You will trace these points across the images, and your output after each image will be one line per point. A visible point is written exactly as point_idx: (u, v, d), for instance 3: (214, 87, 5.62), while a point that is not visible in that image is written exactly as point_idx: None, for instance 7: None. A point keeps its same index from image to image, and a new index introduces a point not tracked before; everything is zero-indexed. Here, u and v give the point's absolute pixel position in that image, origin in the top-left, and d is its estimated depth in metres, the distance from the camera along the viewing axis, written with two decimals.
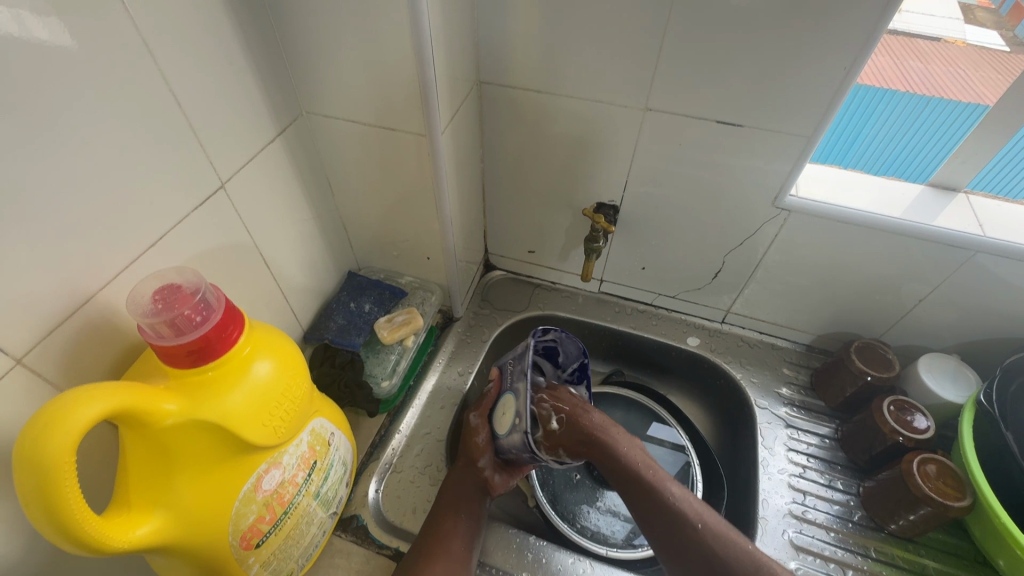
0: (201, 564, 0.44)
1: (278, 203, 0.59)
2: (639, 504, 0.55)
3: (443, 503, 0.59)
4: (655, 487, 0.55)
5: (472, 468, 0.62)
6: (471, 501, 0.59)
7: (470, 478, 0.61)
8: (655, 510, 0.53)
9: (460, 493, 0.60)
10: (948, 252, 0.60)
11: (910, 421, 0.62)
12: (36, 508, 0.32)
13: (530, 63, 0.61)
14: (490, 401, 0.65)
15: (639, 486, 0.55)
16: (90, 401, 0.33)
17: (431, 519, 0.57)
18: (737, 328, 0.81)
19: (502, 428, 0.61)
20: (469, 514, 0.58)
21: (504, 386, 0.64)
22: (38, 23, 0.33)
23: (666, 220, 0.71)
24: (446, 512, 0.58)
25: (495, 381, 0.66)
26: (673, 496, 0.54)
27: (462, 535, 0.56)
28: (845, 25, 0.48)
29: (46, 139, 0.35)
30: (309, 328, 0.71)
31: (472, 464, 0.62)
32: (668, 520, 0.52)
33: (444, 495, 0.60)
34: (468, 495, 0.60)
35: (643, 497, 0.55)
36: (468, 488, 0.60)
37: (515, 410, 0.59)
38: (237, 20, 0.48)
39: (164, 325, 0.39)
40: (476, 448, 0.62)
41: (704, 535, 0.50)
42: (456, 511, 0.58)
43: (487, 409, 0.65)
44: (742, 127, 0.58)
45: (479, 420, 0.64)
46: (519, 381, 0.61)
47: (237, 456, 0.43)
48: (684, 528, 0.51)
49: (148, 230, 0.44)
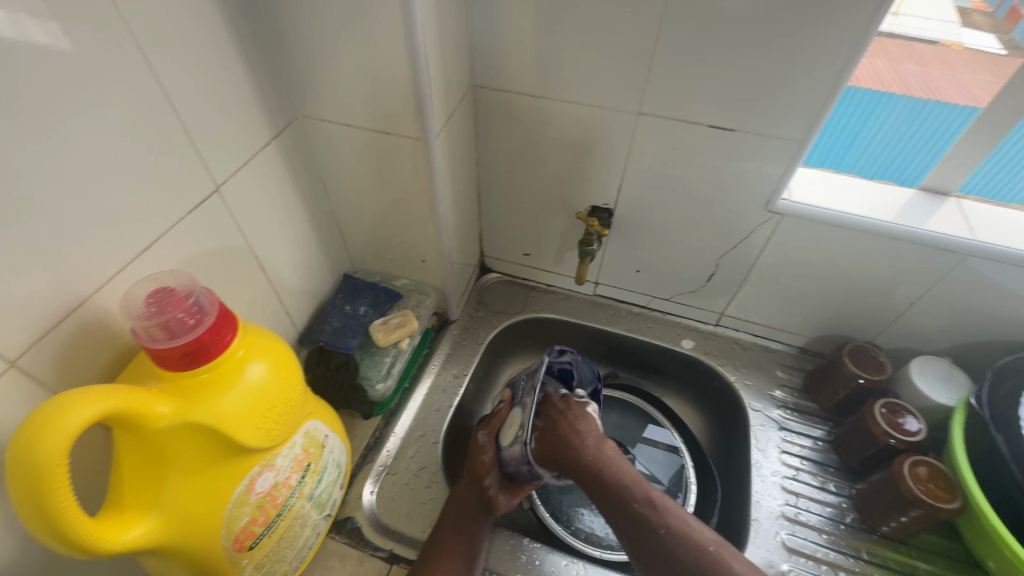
0: (194, 566, 0.45)
1: (273, 206, 0.59)
2: (610, 512, 0.55)
3: (447, 520, 0.59)
4: (622, 493, 0.55)
5: (475, 485, 0.61)
6: (474, 520, 0.59)
7: (473, 496, 0.60)
8: (624, 517, 0.54)
9: (464, 510, 0.59)
10: (938, 255, 0.60)
11: (902, 423, 0.62)
12: (28, 510, 0.32)
13: (525, 67, 0.61)
14: (500, 421, 0.66)
15: (607, 492, 0.56)
16: (81, 404, 0.33)
17: (434, 539, 0.58)
18: (732, 330, 0.82)
19: (505, 441, 0.62)
20: (473, 533, 0.58)
21: (514, 403, 0.66)
22: (33, 27, 0.34)
23: (660, 223, 0.71)
24: (449, 531, 0.58)
25: (507, 404, 0.68)
26: (638, 502, 0.54)
27: (463, 554, 0.57)
28: (835, 30, 0.49)
29: (41, 142, 0.36)
30: (304, 331, 0.71)
31: (477, 483, 0.61)
32: (635, 527, 0.53)
33: (448, 512, 0.60)
34: (473, 512, 0.59)
35: (612, 504, 0.55)
36: (472, 507, 0.60)
37: (519, 424, 0.61)
38: (233, 25, 0.48)
39: (158, 327, 0.39)
40: (481, 466, 0.62)
41: (668, 540, 0.51)
42: (460, 530, 0.58)
43: (496, 427, 0.66)
44: (734, 131, 0.59)
45: (487, 438, 0.65)
46: (527, 396, 0.62)
47: (231, 458, 0.43)
48: (650, 535, 0.52)
49: (143, 233, 0.44)
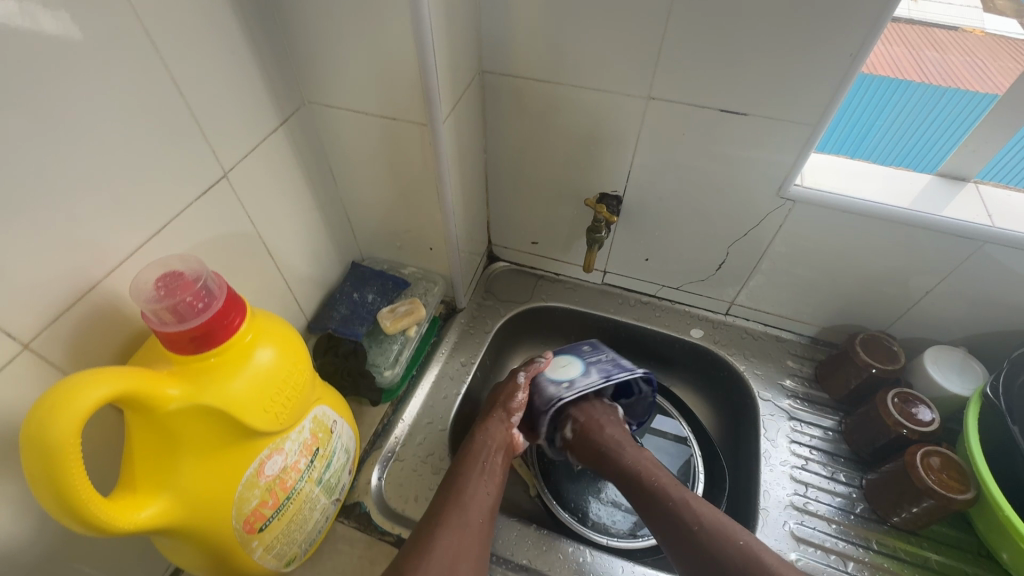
0: (206, 547, 0.45)
1: (282, 194, 0.59)
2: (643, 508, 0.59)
3: (465, 468, 0.60)
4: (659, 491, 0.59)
5: (499, 426, 0.65)
6: (492, 463, 0.61)
7: (496, 433, 0.63)
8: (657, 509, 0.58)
9: (484, 452, 0.61)
10: (956, 242, 0.59)
11: (914, 413, 0.62)
12: (42, 489, 0.33)
13: (533, 53, 0.61)
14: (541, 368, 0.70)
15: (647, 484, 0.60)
16: (94, 385, 0.34)
17: (452, 485, 0.58)
18: (742, 320, 0.81)
19: (558, 376, 0.69)
20: (490, 477, 0.60)
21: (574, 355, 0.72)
22: (46, 15, 0.34)
23: (670, 212, 0.71)
24: (467, 479, 0.59)
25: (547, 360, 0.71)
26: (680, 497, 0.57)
27: (483, 501, 0.57)
28: (851, 14, 0.48)
29: (51, 129, 0.36)
30: (313, 318, 0.71)
31: (505, 419, 0.65)
32: (672, 519, 0.56)
33: (467, 456, 0.61)
34: (491, 454, 0.62)
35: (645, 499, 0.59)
36: (494, 446, 0.62)
37: (572, 379, 0.68)
38: (241, 11, 0.48)
39: (167, 311, 0.40)
40: (512, 401, 0.66)
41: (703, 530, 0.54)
42: (478, 478, 0.59)
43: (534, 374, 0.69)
44: (746, 116, 0.58)
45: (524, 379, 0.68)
46: (595, 369, 0.69)
47: (240, 440, 0.44)
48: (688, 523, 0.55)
49: (153, 218, 0.45)
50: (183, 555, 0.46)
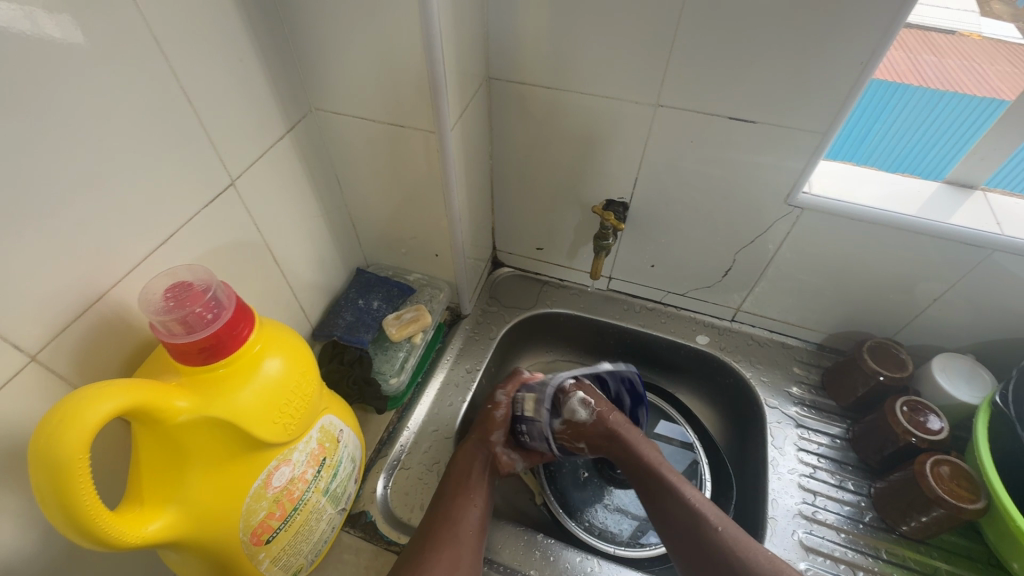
0: (212, 560, 0.45)
1: (287, 199, 0.59)
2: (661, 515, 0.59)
3: (451, 486, 0.60)
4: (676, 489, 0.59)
5: (483, 445, 0.64)
6: (477, 479, 0.61)
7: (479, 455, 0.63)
8: (676, 518, 0.57)
9: (471, 470, 0.61)
10: (965, 250, 0.59)
11: (924, 422, 0.61)
12: (52, 507, 0.33)
13: (540, 59, 0.60)
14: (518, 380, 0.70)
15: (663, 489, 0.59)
16: (103, 399, 0.33)
17: (439, 502, 0.58)
18: (748, 326, 0.81)
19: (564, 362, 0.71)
20: (477, 492, 0.60)
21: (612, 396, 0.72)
22: (49, 20, 0.33)
23: (676, 218, 0.70)
24: (456, 495, 0.59)
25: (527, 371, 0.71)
26: (693, 500, 0.57)
27: (472, 515, 0.57)
28: (860, 23, 0.48)
29: (56, 137, 0.35)
30: (318, 325, 0.71)
31: (485, 438, 0.64)
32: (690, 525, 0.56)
33: (453, 473, 0.61)
34: (478, 471, 0.62)
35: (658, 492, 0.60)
36: (477, 467, 0.62)
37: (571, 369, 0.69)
38: (246, 15, 0.47)
39: (176, 322, 0.39)
40: (494, 421, 0.66)
41: (725, 534, 0.54)
42: (466, 495, 0.59)
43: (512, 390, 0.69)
44: (754, 123, 0.57)
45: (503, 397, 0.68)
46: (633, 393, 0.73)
47: (247, 452, 0.43)
48: (706, 531, 0.55)
49: (159, 228, 0.44)
50: (189, 567, 0.45)
